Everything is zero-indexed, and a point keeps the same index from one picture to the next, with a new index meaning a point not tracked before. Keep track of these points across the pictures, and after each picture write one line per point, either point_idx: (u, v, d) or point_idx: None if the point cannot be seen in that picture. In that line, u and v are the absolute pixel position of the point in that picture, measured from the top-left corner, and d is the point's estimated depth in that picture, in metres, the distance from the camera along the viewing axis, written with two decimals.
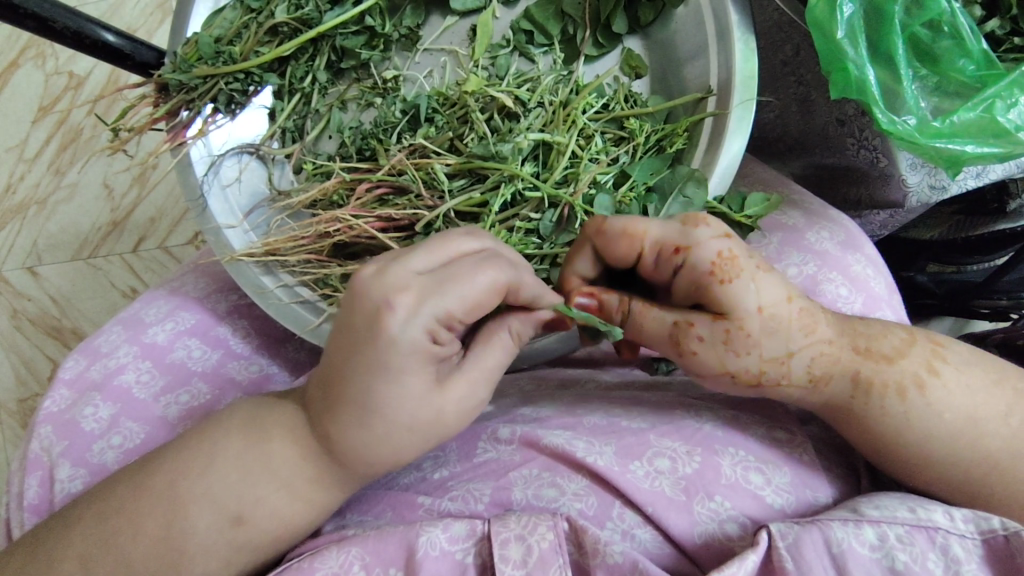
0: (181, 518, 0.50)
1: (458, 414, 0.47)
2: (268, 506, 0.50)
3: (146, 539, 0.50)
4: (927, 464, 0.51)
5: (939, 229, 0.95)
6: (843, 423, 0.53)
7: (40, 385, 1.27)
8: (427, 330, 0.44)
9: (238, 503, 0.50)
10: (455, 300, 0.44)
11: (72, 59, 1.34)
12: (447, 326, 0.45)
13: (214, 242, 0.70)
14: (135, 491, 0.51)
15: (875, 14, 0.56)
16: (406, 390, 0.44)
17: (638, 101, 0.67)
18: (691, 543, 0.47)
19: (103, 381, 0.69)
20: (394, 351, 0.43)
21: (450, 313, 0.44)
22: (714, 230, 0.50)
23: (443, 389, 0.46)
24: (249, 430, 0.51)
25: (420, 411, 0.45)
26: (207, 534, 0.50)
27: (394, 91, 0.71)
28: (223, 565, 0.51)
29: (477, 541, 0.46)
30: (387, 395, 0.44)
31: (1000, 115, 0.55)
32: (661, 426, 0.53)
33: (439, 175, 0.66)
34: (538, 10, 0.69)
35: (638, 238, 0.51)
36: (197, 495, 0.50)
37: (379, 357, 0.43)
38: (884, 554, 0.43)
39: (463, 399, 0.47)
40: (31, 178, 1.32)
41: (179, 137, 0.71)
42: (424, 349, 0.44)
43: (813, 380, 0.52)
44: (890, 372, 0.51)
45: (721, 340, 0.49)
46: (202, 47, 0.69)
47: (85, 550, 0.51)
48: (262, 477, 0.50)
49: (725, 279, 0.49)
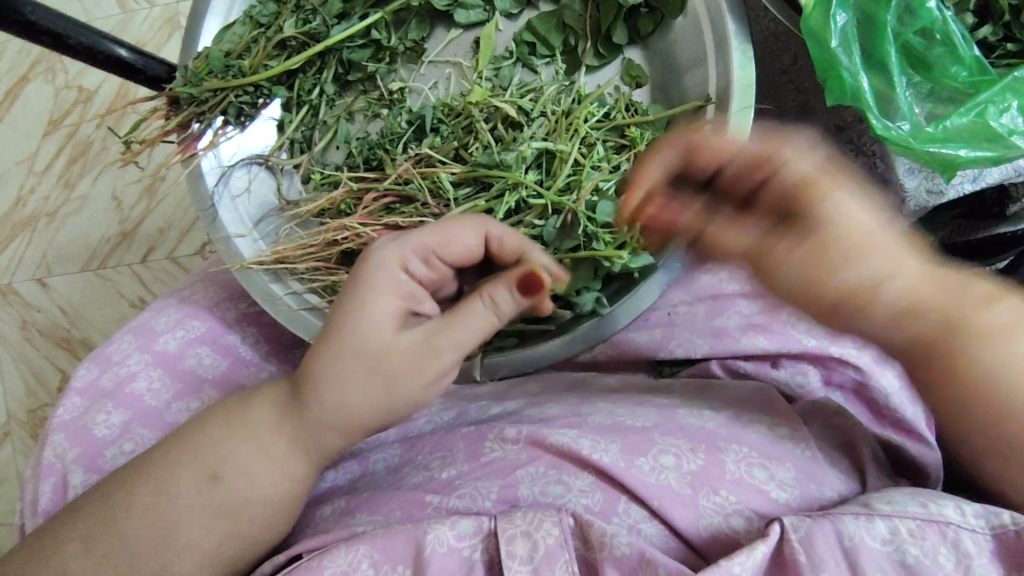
0: (171, 492, 0.53)
1: (407, 359, 0.51)
2: (247, 468, 0.53)
3: (138, 514, 0.53)
4: (1002, 415, 0.50)
5: (941, 233, 0.96)
6: (924, 360, 0.52)
7: (49, 395, 1.30)
8: (403, 257, 0.54)
9: (220, 466, 0.53)
10: (429, 230, 0.54)
11: (82, 73, 1.35)
12: (423, 257, 0.54)
13: (225, 250, 0.71)
14: (131, 471, 0.55)
15: (868, 23, 0.58)
16: (370, 312, 0.51)
17: (639, 110, 0.69)
18: (697, 536, 0.48)
19: (116, 389, 0.70)
20: (371, 268, 0.53)
21: (422, 242, 0.54)
22: (804, 153, 0.53)
23: (399, 329, 0.52)
24: (239, 405, 0.56)
25: (370, 338, 0.51)
26: (190, 495, 0.53)
27: (400, 102, 0.73)
28: (218, 542, 0.53)
29: (484, 538, 0.47)
30: (352, 317, 0.52)
31: (993, 120, 0.57)
32: (665, 424, 0.54)
33: (444, 184, 0.67)
34: (540, 23, 0.71)
35: (725, 151, 0.55)
36: (187, 465, 0.54)
37: (360, 276, 0.53)
38: (895, 548, 0.44)
39: (412, 341, 0.51)
40: (41, 191, 1.34)
41: (191, 149, 0.73)
42: (396, 275, 0.53)
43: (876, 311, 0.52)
44: (982, 316, 0.50)
45: (807, 253, 0.52)
46: (212, 62, 0.71)
47: (82, 533, 0.53)
48: (237, 431, 0.54)
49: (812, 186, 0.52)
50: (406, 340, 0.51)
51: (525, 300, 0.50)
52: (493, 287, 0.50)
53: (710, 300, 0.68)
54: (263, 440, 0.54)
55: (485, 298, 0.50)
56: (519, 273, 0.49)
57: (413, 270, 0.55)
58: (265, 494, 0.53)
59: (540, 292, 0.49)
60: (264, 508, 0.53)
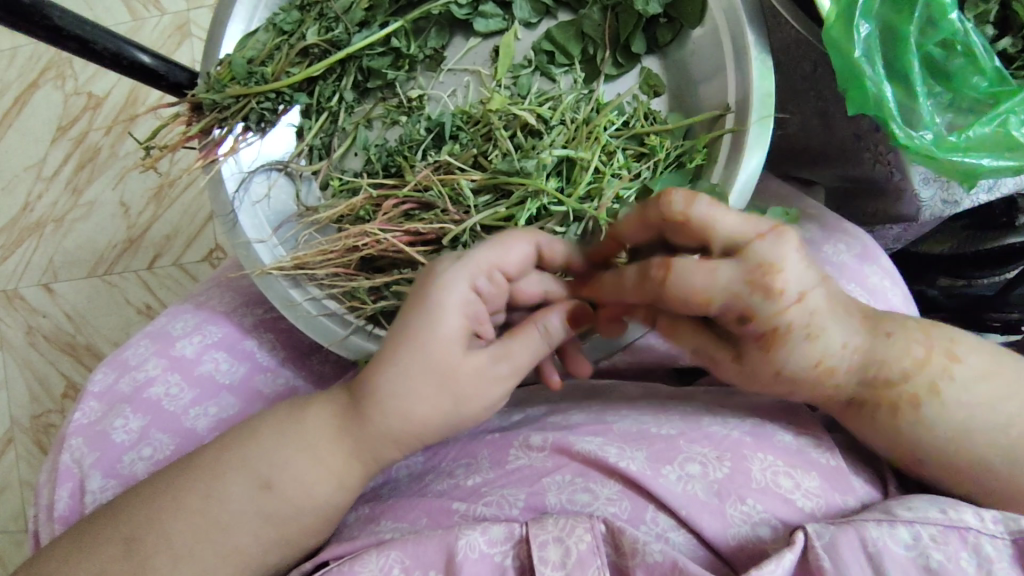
0: (224, 496, 0.53)
1: (475, 382, 0.52)
2: (302, 480, 0.53)
3: (186, 518, 0.53)
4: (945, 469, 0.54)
5: (947, 245, 0.89)
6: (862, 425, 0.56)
7: (53, 402, 1.30)
8: (471, 279, 0.53)
9: (275, 477, 0.53)
10: (491, 250, 0.54)
11: (92, 80, 1.36)
12: (488, 275, 0.54)
13: (246, 257, 0.72)
14: (184, 477, 0.55)
15: (890, 34, 0.59)
16: (440, 335, 0.51)
17: (658, 119, 0.69)
18: (726, 545, 0.48)
19: (133, 394, 0.70)
20: (440, 292, 0.52)
21: (486, 260, 0.53)
22: None
23: (466, 354, 0.52)
24: (296, 414, 0.56)
25: (439, 363, 0.51)
26: (241, 501, 0.53)
27: (419, 110, 0.74)
28: (263, 549, 0.54)
29: (515, 544, 0.48)
30: (420, 336, 0.51)
31: (1014, 130, 0.57)
32: (691, 432, 0.54)
33: (464, 191, 0.67)
34: (559, 32, 0.71)
35: None
36: (243, 471, 0.54)
37: (428, 300, 0.52)
38: (918, 553, 0.44)
39: (481, 366, 0.52)
40: (49, 196, 1.34)
41: (212, 155, 0.73)
42: (466, 297, 0.52)
43: (749, 314, 0.50)
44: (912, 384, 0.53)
45: None
46: (235, 68, 0.71)
47: (128, 535, 0.53)
48: (292, 440, 0.54)
49: (750, 314, 0.50)
50: (475, 366, 0.52)
51: (570, 329, 0.56)
52: (549, 317, 0.54)
53: None
54: (307, 444, 0.54)
55: (541, 328, 0.54)
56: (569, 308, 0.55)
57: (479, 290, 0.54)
58: (315, 505, 0.54)
59: (590, 317, 0.59)
60: (316, 519, 0.54)
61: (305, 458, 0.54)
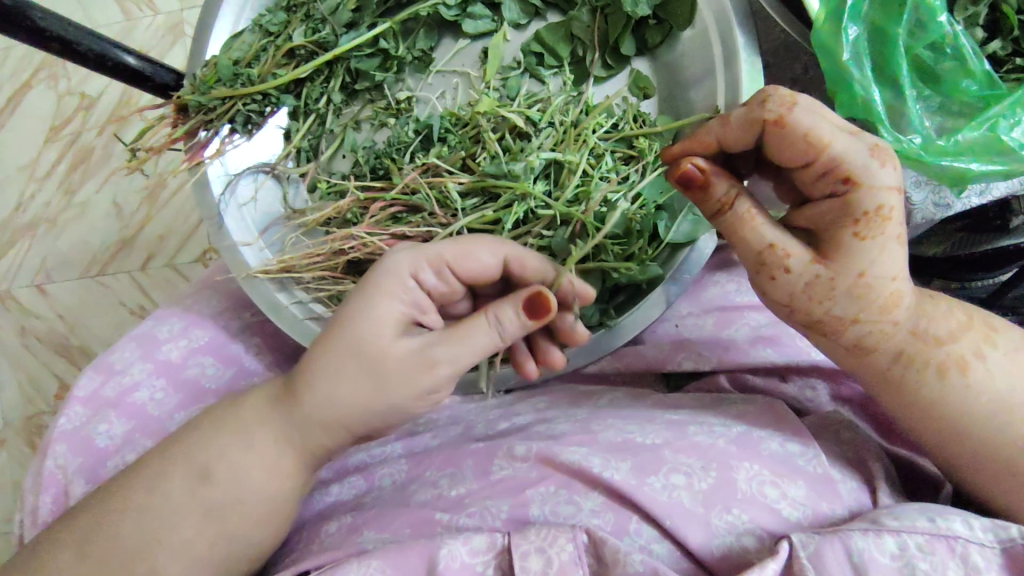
0: (167, 490, 0.53)
1: (402, 366, 0.51)
2: (245, 477, 0.54)
3: (132, 518, 0.53)
4: (974, 450, 0.52)
5: (941, 248, 0.85)
6: (887, 397, 0.54)
7: (46, 402, 1.29)
8: (415, 265, 0.54)
9: (212, 466, 0.54)
10: (445, 244, 0.55)
11: (85, 80, 1.35)
12: (436, 268, 0.55)
13: (230, 260, 0.71)
14: (131, 475, 0.55)
15: (879, 37, 0.59)
16: (374, 315, 0.52)
17: (647, 121, 0.68)
18: (709, 554, 0.48)
19: (118, 398, 0.69)
20: (381, 276, 0.54)
21: (440, 256, 0.55)
22: None
23: (397, 336, 0.52)
24: (231, 405, 0.57)
25: (368, 344, 0.52)
26: (181, 495, 0.53)
27: (407, 112, 0.73)
28: (209, 543, 0.53)
29: (497, 555, 0.47)
30: (353, 319, 0.52)
31: (1002, 134, 0.57)
32: (676, 442, 0.54)
33: (452, 194, 0.67)
34: (548, 34, 0.71)
35: None
36: (183, 463, 0.54)
37: (372, 281, 0.54)
38: (905, 563, 0.44)
39: (410, 352, 0.51)
40: (42, 197, 1.34)
41: (197, 157, 0.72)
42: (406, 280, 0.53)
43: (852, 181, 0.47)
44: (940, 352, 0.52)
45: None
46: (221, 69, 0.70)
47: (81, 536, 0.52)
48: (229, 431, 0.55)
49: (853, 181, 0.47)
50: (403, 349, 0.51)
51: (528, 319, 0.51)
52: (502, 306, 0.51)
53: (716, 313, 0.70)
54: (277, 452, 0.54)
55: (491, 317, 0.51)
56: (528, 294, 0.50)
57: (425, 281, 0.55)
58: (258, 494, 0.54)
59: (546, 312, 0.50)
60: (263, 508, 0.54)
61: (267, 472, 0.54)
